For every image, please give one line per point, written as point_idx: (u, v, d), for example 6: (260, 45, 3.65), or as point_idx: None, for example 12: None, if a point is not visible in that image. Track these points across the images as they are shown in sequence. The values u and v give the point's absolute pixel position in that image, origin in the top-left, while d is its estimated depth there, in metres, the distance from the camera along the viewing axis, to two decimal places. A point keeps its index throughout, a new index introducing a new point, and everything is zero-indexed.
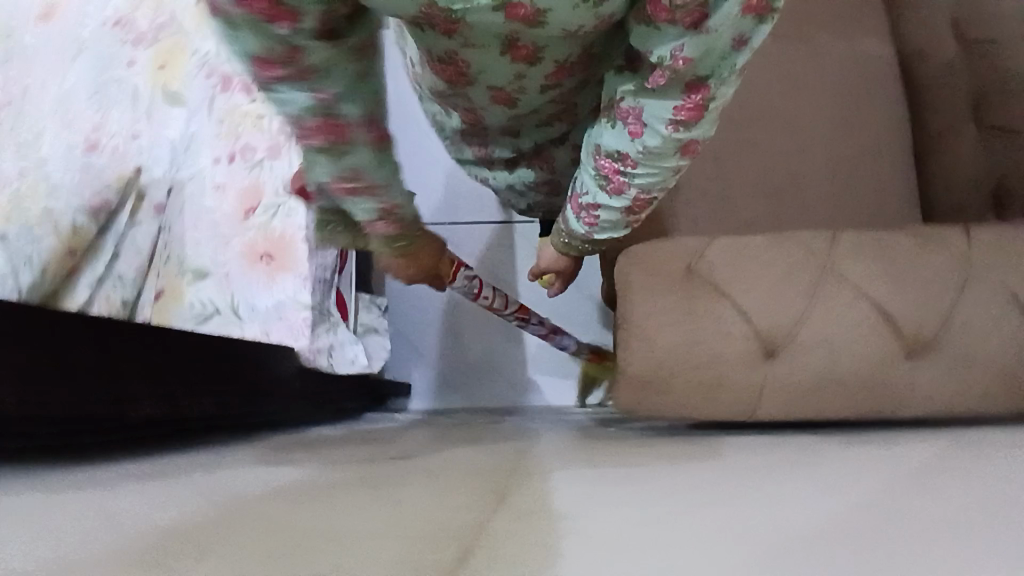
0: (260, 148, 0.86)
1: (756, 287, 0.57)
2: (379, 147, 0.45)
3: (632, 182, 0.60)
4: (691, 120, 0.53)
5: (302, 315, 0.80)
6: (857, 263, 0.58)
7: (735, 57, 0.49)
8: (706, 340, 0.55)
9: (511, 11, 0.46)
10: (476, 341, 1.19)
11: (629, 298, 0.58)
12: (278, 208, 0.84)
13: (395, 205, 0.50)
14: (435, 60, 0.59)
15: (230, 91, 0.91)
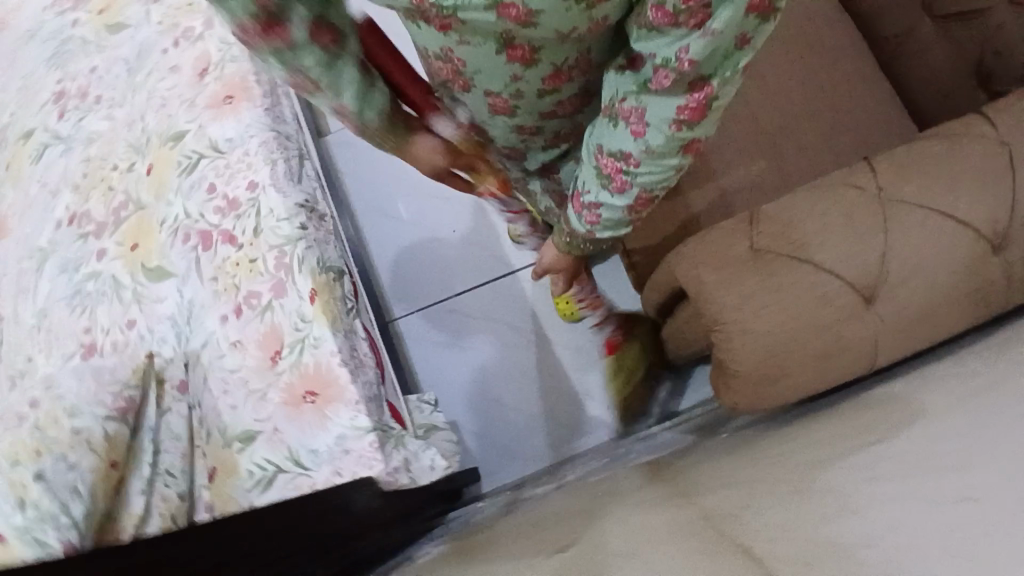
0: (264, 291, 0.82)
1: (830, 241, 0.56)
2: (324, 47, 0.55)
3: (633, 180, 0.63)
4: (692, 121, 0.54)
5: (367, 441, 0.74)
6: (908, 179, 0.57)
7: (740, 57, 0.49)
8: (805, 312, 0.54)
9: (504, 10, 0.50)
10: (511, 388, 1.18)
11: (708, 297, 0.57)
12: (302, 342, 0.79)
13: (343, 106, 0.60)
14: (434, 58, 0.65)
15: (211, 247, 0.86)
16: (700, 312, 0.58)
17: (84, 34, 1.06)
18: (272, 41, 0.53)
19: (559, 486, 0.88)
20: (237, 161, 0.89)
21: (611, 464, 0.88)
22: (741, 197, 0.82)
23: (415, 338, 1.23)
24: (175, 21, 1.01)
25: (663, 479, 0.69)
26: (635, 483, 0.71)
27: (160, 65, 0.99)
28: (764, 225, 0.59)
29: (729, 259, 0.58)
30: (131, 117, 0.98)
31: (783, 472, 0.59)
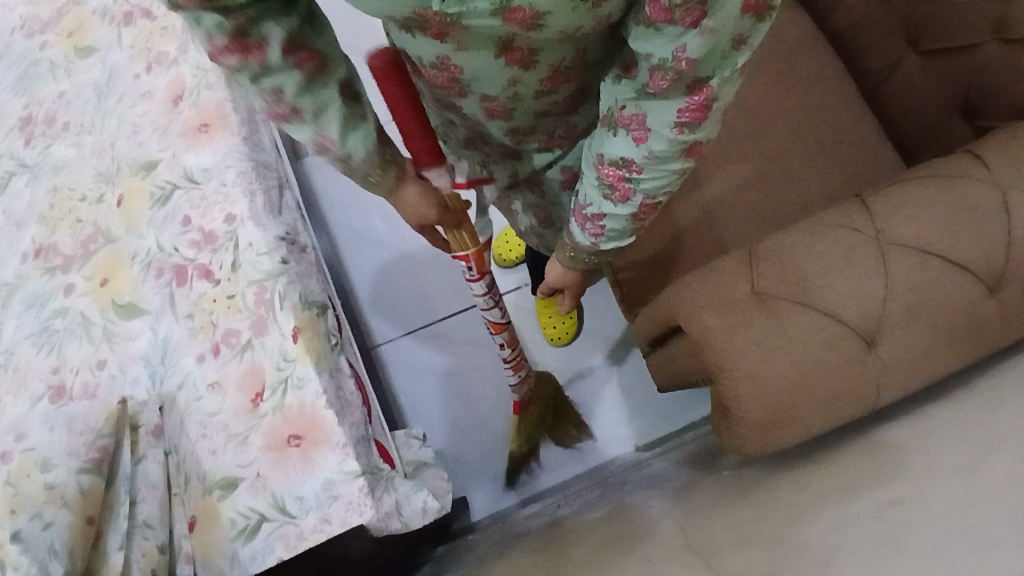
0: (244, 329, 0.79)
1: (830, 284, 0.56)
2: (308, 75, 0.52)
3: (637, 188, 0.62)
4: (694, 122, 0.55)
5: (356, 485, 0.72)
6: (903, 220, 0.58)
7: (735, 56, 0.51)
8: (809, 355, 0.55)
9: (509, 15, 0.48)
10: (497, 414, 1.16)
11: (710, 342, 0.58)
12: (285, 383, 0.76)
13: (328, 140, 0.56)
14: (428, 67, 0.62)
15: (186, 282, 0.83)
16: (703, 357, 0.59)
17: (52, 57, 1.02)
18: (246, 61, 0.50)
19: (552, 522, 0.86)
20: (214, 193, 0.85)
21: (606, 498, 0.86)
22: (732, 228, 0.82)
23: (397, 363, 1.21)
24: (148, 45, 0.97)
25: (659, 519, 0.69)
26: (636, 529, 0.69)
27: (131, 91, 0.95)
28: (764, 267, 0.60)
29: (729, 303, 0.59)
30: (101, 144, 0.94)
31: (781, 510, 0.59)
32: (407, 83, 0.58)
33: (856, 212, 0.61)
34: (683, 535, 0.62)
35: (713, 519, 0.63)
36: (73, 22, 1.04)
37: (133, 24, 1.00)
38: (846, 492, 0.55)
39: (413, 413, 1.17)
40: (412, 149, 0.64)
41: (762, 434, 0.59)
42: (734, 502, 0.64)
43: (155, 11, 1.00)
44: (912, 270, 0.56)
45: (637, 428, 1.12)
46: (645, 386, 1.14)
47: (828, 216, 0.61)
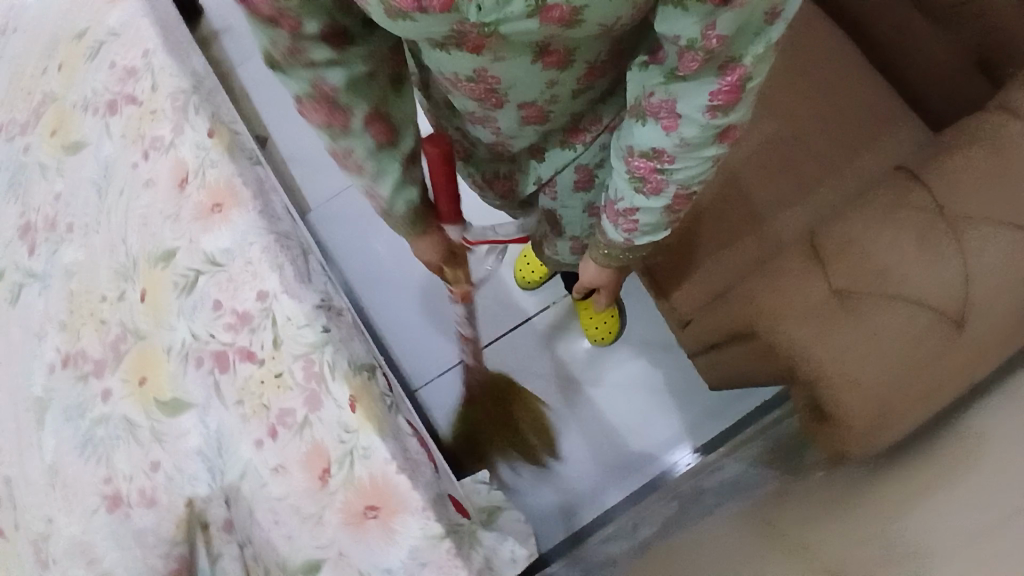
0: (298, 406, 0.77)
1: (906, 273, 0.64)
2: (380, 143, 0.63)
3: (670, 178, 0.61)
4: (728, 103, 0.52)
5: (443, 548, 0.70)
6: (965, 200, 0.65)
7: (770, 30, 0.48)
8: (898, 340, 0.63)
9: (545, 15, 0.47)
10: (551, 437, 1.15)
11: (801, 343, 0.66)
12: (351, 454, 0.74)
13: (375, 194, 0.67)
14: (461, 83, 0.59)
15: (229, 367, 0.81)
16: (795, 357, 0.67)
17: (37, 159, 0.97)
18: (330, 123, 0.60)
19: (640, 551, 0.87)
20: (241, 272, 0.83)
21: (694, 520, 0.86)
22: (770, 208, 0.85)
23: (438, 400, 1.21)
24: (140, 131, 0.93)
25: (765, 541, 0.72)
26: (747, 550, 0.72)
27: (131, 182, 0.91)
28: (841, 261, 0.67)
29: (814, 309, 0.67)
30: (110, 242, 0.90)
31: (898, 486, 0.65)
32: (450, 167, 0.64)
33: (921, 197, 0.68)
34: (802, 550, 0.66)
35: (822, 527, 0.67)
36: (54, 119, 0.98)
37: (118, 112, 0.95)
38: (957, 458, 0.60)
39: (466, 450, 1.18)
40: (440, 209, 0.71)
41: (870, 429, 0.64)
42: (844, 503, 0.68)
43: (138, 94, 0.95)
44: (984, 246, 0.63)
45: (690, 429, 1.13)
46: (692, 385, 1.15)
47: (890, 199, 0.69)
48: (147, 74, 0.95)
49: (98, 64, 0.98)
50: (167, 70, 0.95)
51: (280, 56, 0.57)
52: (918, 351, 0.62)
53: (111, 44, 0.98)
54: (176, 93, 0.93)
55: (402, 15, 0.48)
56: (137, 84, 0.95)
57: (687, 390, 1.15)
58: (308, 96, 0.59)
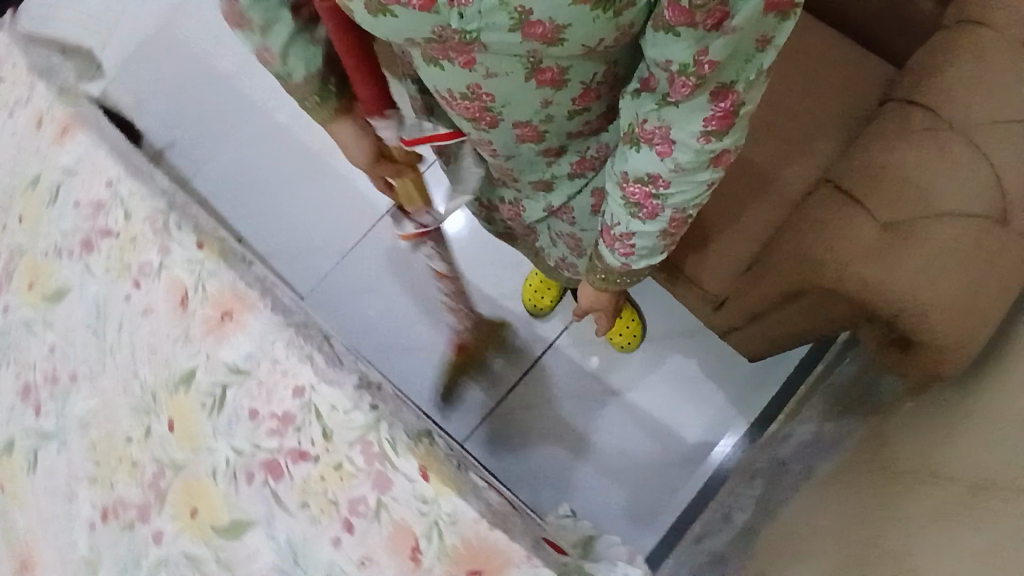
0: (368, 492, 0.74)
1: (943, 186, 0.68)
2: None
3: (665, 203, 0.62)
4: (721, 128, 0.54)
5: None
6: (964, 110, 0.72)
7: (758, 58, 0.50)
8: (962, 247, 0.66)
9: (528, 30, 0.48)
10: (605, 454, 1.14)
11: (877, 276, 0.67)
12: (437, 524, 0.71)
13: (269, 49, 0.71)
14: (456, 100, 0.61)
15: (284, 474, 0.77)
16: (875, 290, 0.67)
17: (20, 317, 0.92)
18: None
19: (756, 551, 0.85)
20: (270, 374, 0.81)
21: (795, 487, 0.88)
22: (779, 167, 0.88)
23: (483, 448, 1.18)
24: (125, 262, 0.89)
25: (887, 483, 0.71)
26: (878, 498, 0.71)
27: (128, 315, 0.87)
28: (882, 191, 0.71)
29: (872, 243, 0.69)
30: (121, 380, 0.86)
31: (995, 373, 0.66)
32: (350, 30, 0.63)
33: (923, 118, 0.74)
34: (935, 468, 0.66)
35: (941, 448, 0.67)
36: (27, 273, 0.94)
37: (95, 248, 0.91)
38: None
39: (526, 490, 1.15)
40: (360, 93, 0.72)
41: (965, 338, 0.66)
42: (948, 416, 0.69)
43: (112, 225, 0.91)
44: (995, 144, 0.70)
45: (740, 406, 1.12)
46: (728, 362, 1.14)
47: (896, 128, 0.75)
48: (116, 203, 0.92)
49: (60, 206, 0.94)
50: (136, 194, 0.91)
51: None
52: (979, 250, 0.66)
53: (69, 182, 0.94)
54: (153, 215, 0.90)
55: (382, 10, 0.48)
56: (108, 216, 0.92)
57: (726, 369, 1.14)
58: None
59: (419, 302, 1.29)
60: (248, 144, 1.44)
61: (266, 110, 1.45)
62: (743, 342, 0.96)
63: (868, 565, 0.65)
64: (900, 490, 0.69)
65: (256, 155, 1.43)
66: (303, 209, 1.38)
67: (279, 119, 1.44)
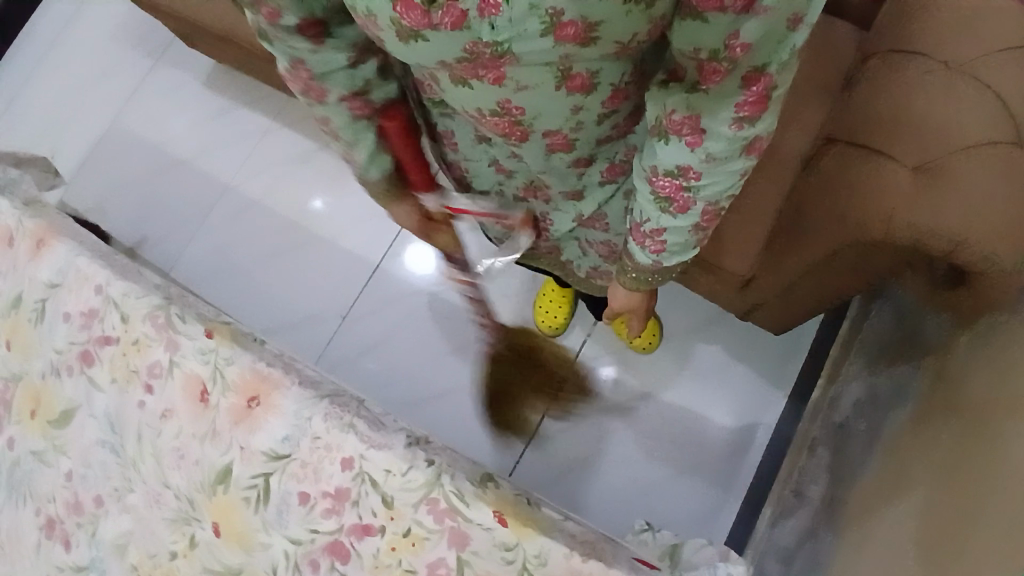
0: (446, 552, 0.70)
1: (964, 121, 0.67)
2: (354, 116, 0.68)
3: (697, 196, 0.61)
4: (754, 114, 0.53)
5: None
6: (960, 45, 0.71)
7: (794, 37, 0.47)
8: (1000, 173, 0.63)
9: (560, 32, 0.47)
10: (653, 460, 1.12)
11: (922, 219, 0.64)
12: (526, 569, 0.68)
13: (351, 153, 0.73)
14: (486, 117, 0.61)
15: (350, 553, 0.72)
16: (924, 235, 0.64)
17: (28, 448, 0.86)
18: (309, 93, 0.65)
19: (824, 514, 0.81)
20: (313, 452, 0.76)
21: (867, 454, 0.78)
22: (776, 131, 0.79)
23: (529, 480, 1.15)
24: (131, 368, 0.84)
25: (972, 445, 0.60)
26: (958, 434, 0.63)
27: (146, 422, 0.82)
28: (906, 138, 0.69)
29: (909, 189, 0.66)
30: (152, 493, 0.80)
31: None
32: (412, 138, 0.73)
33: (920, 61, 0.72)
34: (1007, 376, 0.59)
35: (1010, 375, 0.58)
36: (27, 399, 0.87)
37: (95, 359, 0.86)
38: None
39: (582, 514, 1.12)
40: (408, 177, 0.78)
41: None
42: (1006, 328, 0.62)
43: (110, 332, 0.86)
44: (998, 72, 0.69)
45: (777, 381, 1.11)
46: (755, 340, 1.13)
47: (896, 74, 0.73)
48: (111, 308, 0.87)
49: (49, 323, 0.88)
50: (132, 294, 0.87)
51: (264, 24, 0.57)
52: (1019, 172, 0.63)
53: (55, 296, 0.89)
54: (153, 311, 0.85)
55: (413, 36, 0.49)
56: (104, 322, 0.86)
57: (754, 347, 1.13)
58: (287, 69, 0.62)
59: (432, 347, 1.25)
60: (222, 224, 1.40)
61: (234, 187, 1.42)
62: (768, 317, 0.96)
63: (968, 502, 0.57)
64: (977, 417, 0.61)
65: (232, 234, 1.39)
66: (293, 277, 1.34)
67: (249, 192, 1.41)
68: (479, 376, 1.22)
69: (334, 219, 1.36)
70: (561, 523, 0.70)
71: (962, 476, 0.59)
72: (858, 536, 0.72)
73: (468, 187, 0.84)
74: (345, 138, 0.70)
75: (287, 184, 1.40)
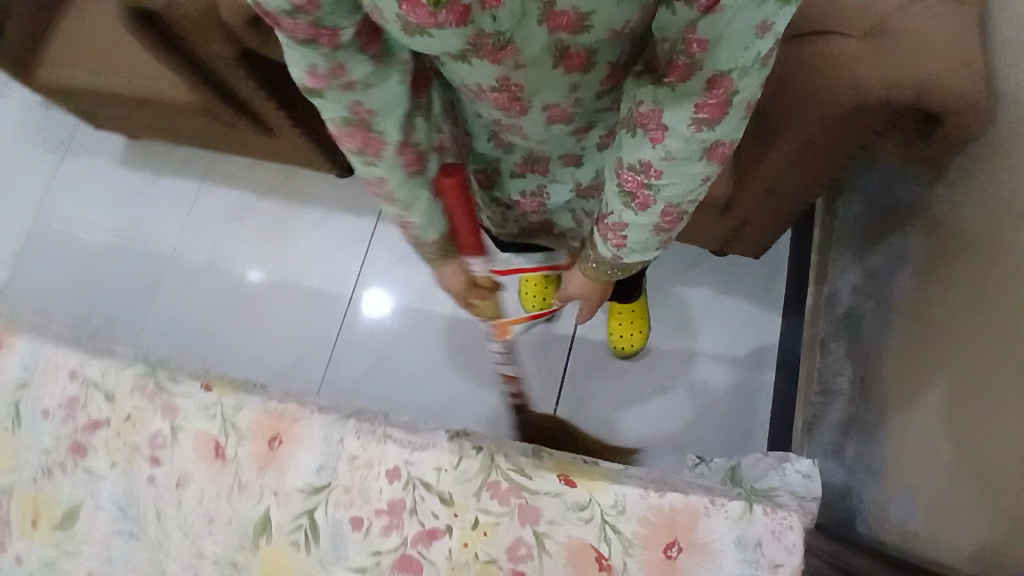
0: (522, 532, 0.67)
1: None
2: (411, 170, 0.61)
3: (658, 195, 0.58)
4: (713, 118, 0.51)
5: (760, 514, 0.64)
6: None
7: (760, 44, 0.46)
8: (935, 25, 0.68)
9: (552, 22, 0.48)
10: (673, 411, 1.13)
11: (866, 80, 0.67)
12: (605, 524, 0.66)
13: (406, 218, 0.65)
14: (485, 92, 0.58)
15: (422, 564, 0.68)
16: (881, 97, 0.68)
17: (37, 562, 0.77)
18: (365, 149, 0.58)
19: (856, 397, 0.84)
20: (354, 475, 0.72)
21: (885, 326, 0.82)
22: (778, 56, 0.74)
23: None
24: (130, 446, 0.77)
25: (987, 279, 0.65)
26: (976, 271, 0.67)
27: (161, 497, 0.75)
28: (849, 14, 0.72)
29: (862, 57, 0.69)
30: (187, 569, 0.73)
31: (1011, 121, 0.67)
32: (469, 198, 0.63)
33: None
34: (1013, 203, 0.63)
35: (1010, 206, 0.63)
36: (21, 510, 0.78)
37: (88, 448, 0.78)
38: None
39: None
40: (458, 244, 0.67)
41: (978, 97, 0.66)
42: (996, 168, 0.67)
43: (98, 416, 0.79)
44: None
45: (769, 304, 1.14)
46: (737, 273, 1.17)
47: None
48: (93, 391, 0.79)
49: (27, 425, 0.80)
50: (112, 370, 0.80)
51: (312, 81, 0.52)
52: (951, 20, 0.68)
53: (27, 396, 0.81)
54: (140, 381, 0.79)
55: (418, 31, 0.45)
56: (88, 407, 0.79)
57: (738, 280, 1.17)
58: (344, 121, 0.56)
59: (430, 365, 1.22)
60: (177, 298, 1.32)
61: (178, 258, 1.35)
62: (754, 233, 1.01)
63: (1005, 320, 0.60)
64: (991, 253, 0.65)
65: (189, 306, 1.31)
66: (265, 331, 1.28)
67: (197, 260, 1.34)
68: (484, 377, 1.19)
69: (295, 264, 1.31)
70: (627, 477, 0.69)
71: (988, 300, 0.63)
72: (906, 399, 0.74)
73: None
74: (407, 193, 0.63)
75: (235, 241, 1.34)
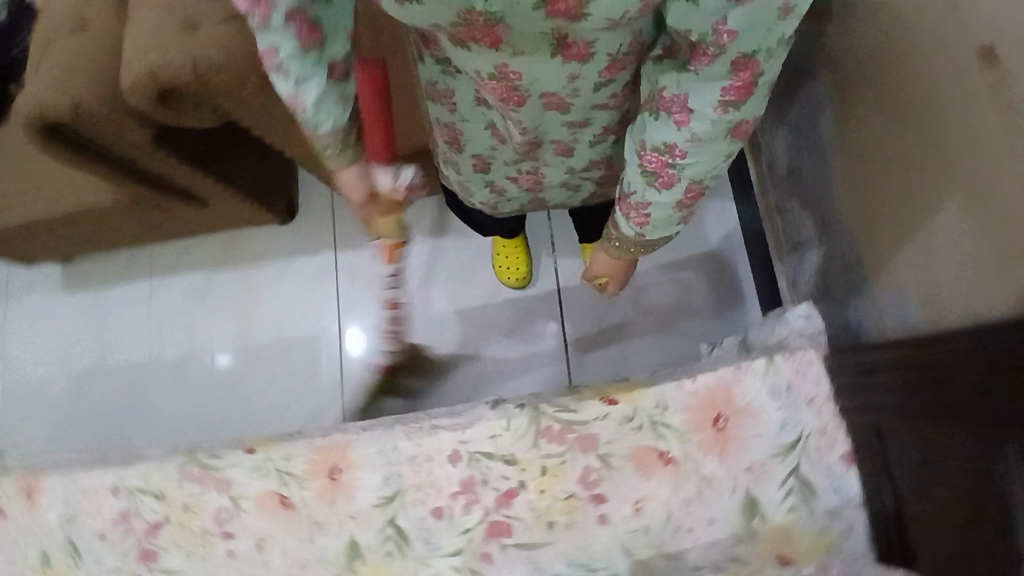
0: (589, 460, 0.72)
1: None
2: (307, 49, 0.54)
3: (681, 173, 0.63)
4: (739, 99, 0.55)
5: (783, 360, 0.71)
6: None
7: (783, 26, 0.50)
8: None
9: (551, 7, 0.48)
10: (670, 319, 1.20)
11: None
12: (652, 425, 0.72)
13: (295, 100, 0.58)
14: (485, 80, 0.62)
15: (512, 523, 0.73)
16: None
17: None
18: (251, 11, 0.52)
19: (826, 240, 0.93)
20: (417, 472, 0.76)
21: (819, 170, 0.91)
22: None
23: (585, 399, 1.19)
24: (199, 532, 0.78)
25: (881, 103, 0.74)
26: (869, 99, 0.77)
27: (247, 564, 0.77)
28: None
29: None
30: None
31: None
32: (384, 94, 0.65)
33: None
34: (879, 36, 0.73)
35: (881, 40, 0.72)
36: None
37: (159, 550, 0.79)
38: None
39: None
40: (370, 143, 0.67)
41: None
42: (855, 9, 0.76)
43: (156, 517, 0.79)
44: None
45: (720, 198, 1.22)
46: None
47: None
48: (141, 498, 0.80)
49: (90, 553, 0.80)
50: (152, 472, 0.80)
51: None
52: None
53: (78, 527, 0.81)
54: (184, 470, 0.80)
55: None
56: (143, 514, 0.80)
57: None
58: None
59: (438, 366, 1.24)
60: (171, 396, 1.31)
61: (157, 360, 1.33)
62: None
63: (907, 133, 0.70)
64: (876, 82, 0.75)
65: (186, 398, 1.31)
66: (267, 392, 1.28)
67: (176, 353, 1.33)
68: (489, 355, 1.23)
69: (273, 320, 1.32)
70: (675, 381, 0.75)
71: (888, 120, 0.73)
72: (864, 224, 0.82)
73: (459, 149, 0.82)
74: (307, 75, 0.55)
75: (207, 321, 1.34)
